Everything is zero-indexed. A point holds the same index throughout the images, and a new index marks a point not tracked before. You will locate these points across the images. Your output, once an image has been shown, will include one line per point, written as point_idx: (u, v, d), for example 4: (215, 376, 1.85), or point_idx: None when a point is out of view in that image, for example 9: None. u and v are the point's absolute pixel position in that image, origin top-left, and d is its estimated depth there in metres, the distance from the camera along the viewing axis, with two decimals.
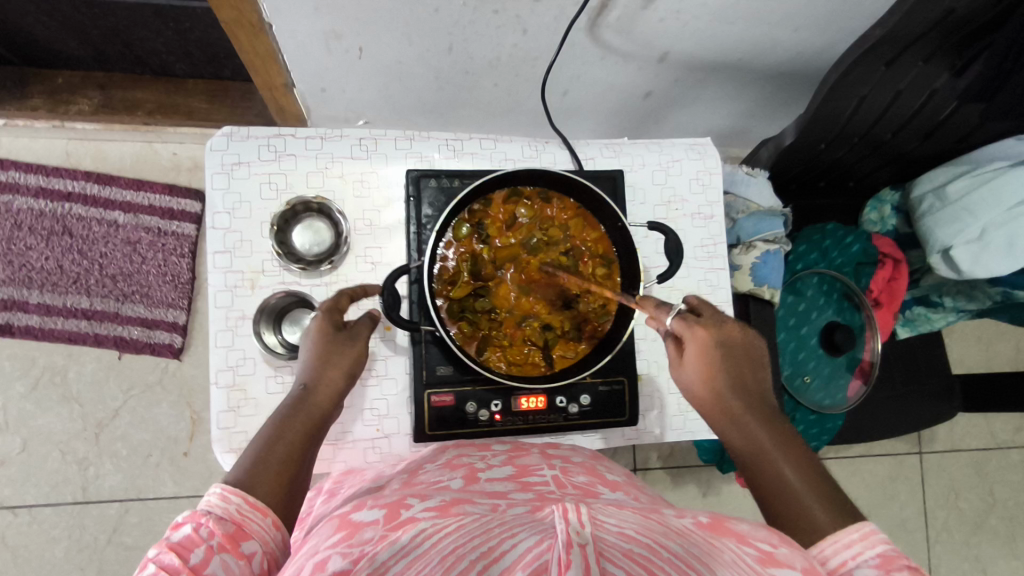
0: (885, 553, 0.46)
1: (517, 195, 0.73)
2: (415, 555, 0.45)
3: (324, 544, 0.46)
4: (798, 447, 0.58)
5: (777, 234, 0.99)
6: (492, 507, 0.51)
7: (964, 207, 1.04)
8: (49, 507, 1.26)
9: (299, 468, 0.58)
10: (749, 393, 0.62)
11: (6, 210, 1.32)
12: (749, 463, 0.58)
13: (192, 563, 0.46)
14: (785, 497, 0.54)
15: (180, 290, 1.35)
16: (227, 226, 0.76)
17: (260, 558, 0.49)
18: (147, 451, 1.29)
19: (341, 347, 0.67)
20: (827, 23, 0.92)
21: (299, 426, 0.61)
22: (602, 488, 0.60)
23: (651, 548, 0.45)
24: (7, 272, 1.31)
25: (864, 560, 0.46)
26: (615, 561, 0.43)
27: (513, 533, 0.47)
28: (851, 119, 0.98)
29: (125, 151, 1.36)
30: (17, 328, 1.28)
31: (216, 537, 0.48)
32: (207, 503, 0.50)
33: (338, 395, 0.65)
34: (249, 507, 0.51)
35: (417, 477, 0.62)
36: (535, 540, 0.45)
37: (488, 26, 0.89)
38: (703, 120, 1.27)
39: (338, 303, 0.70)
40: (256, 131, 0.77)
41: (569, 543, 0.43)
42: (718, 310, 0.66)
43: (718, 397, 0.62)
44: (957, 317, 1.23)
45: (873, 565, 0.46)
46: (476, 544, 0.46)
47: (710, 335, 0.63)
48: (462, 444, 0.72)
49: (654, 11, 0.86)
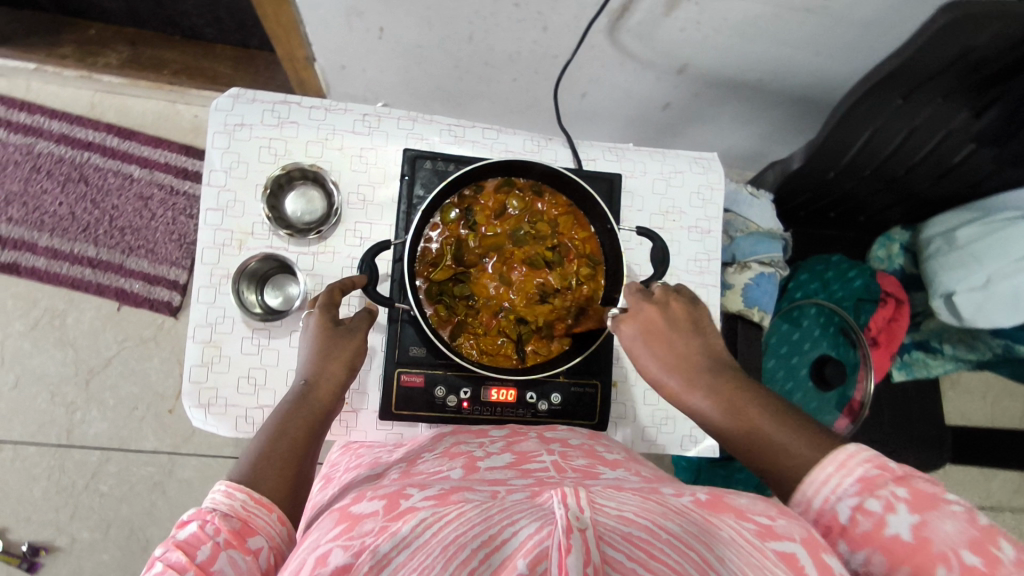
0: (865, 476, 0.48)
1: (509, 185, 0.73)
2: (418, 545, 0.41)
3: (325, 537, 0.44)
4: (758, 393, 0.59)
5: (774, 257, 1.01)
6: (492, 494, 0.48)
7: (971, 253, 1.03)
8: (33, 446, 1.28)
9: (303, 456, 0.59)
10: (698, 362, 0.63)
11: (28, 152, 1.35)
12: (720, 428, 0.59)
13: (199, 560, 0.45)
14: (762, 449, 0.55)
15: (185, 250, 1.36)
16: (222, 185, 0.77)
17: (268, 554, 0.49)
18: (133, 404, 1.30)
19: (339, 340, 0.68)
20: (850, 51, 0.90)
21: (300, 421, 0.62)
22: (602, 468, 0.58)
23: (651, 530, 0.40)
24: (22, 212, 1.34)
25: (845, 490, 0.48)
26: (616, 545, 0.38)
27: (513, 519, 0.41)
28: (862, 151, 0.97)
29: (148, 108, 1.39)
30: (23, 268, 1.31)
31: (222, 533, 0.47)
32: (213, 501, 0.51)
33: (341, 387, 0.66)
34: (254, 503, 0.52)
35: (415, 467, 0.60)
36: (536, 527, 0.39)
37: (509, 19, 0.87)
38: (720, 139, 1.26)
39: (333, 295, 0.69)
40: (262, 96, 0.79)
41: (569, 527, 0.37)
42: (640, 292, 0.68)
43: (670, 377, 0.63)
44: (955, 366, 1.22)
45: (854, 492, 0.47)
46: (477, 532, 0.40)
47: (631, 327, 0.66)
48: (458, 431, 0.71)
49: (674, 20, 0.85)
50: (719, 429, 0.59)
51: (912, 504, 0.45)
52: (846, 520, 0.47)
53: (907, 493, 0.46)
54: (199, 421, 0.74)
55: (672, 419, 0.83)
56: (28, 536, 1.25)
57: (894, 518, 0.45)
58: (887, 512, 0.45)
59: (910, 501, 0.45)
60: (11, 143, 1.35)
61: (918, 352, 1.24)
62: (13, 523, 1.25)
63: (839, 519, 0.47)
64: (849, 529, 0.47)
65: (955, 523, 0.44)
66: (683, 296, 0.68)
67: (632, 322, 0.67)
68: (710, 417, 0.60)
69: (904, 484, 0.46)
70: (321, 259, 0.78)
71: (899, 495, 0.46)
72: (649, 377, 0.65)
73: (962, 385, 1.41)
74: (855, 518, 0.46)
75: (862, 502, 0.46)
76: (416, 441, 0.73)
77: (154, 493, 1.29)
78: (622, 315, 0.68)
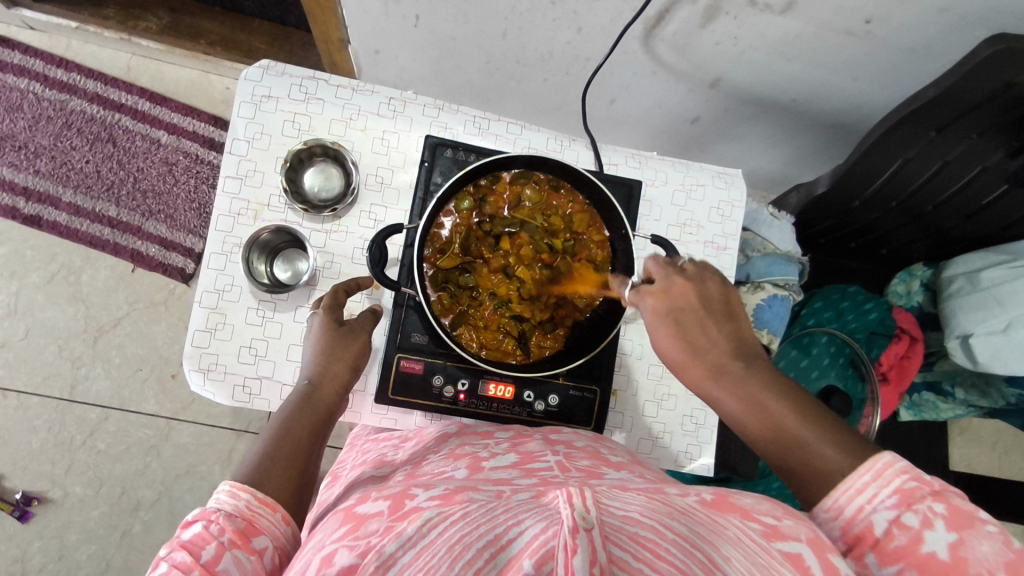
0: (903, 488, 0.48)
1: (525, 176, 0.73)
2: (423, 545, 0.40)
3: (330, 538, 0.45)
4: (791, 390, 0.57)
5: (789, 280, 0.99)
6: (496, 493, 0.47)
7: (994, 296, 1.01)
8: (36, 396, 1.29)
9: (309, 457, 0.61)
10: (726, 347, 0.59)
11: (61, 109, 1.37)
12: (750, 423, 0.56)
13: (204, 560, 0.48)
14: (797, 453, 0.54)
15: (204, 220, 1.38)
16: (243, 154, 0.77)
17: (271, 553, 0.52)
18: (137, 366, 1.32)
19: (343, 342, 0.67)
20: (887, 78, 0.88)
21: (304, 421, 0.62)
22: (605, 469, 0.58)
23: (656, 529, 0.40)
24: (49, 166, 1.35)
25: (881, 503, 0.48)
26: (621, 545, 0.37)
27: (519, 518, 0.41)
28: (891, 181, 0.96)
29: (182, 76, 1.40)
30: (45, 221, 1.32)
31: (227, 534, 0.50)
32: (218, 501, 0.53)
33: (345, 385, 0.66)
34: (259, 502, 0.54)
35: (421, 468, 0.59)
36: (541, 527, 0.38)
37: (544, 18, 0.86)
38: (747, 158, 1.24)
39: (338, 297, 0.70)
40: (292, 71, 0.79)
41: (575, 527, 0.36)
42: (675, 270, 0.62)
43: (697, 362, 0.59)
44: (966, 412, 1.19)
45: (891, 505, 0.48)
46: (483, 532, 0.40)
47: (661, 304, 0.61)
48: (463, 432, 0.69)
49: (711, 32, 0.84)
50: (748, 424, 0.57)
51: (950, 521, 0.46)
52: (882, 533, 0.47)
53: (944, 510, 0.47)
54: (196, 386, 0.74)
55: (670, 433, 0.82)
56: (22, 486, 1.26)
57: (932, 534, 0.46)
58: (924, 528, 0.46)
59: (948, 518, 0.46)
60: (45, 98, 1.37)
61: (929, 393, 1.22)
62: (10, 470, 1.26)
63: (875, 531, 0.47)
64: (883, 542, 0.47)
65: (990, 543, 0.45)
66: (716, 277, 0.63)
67: (664, 299, 0.61)
68: (740, 411, 0.57)
69: (942, 500, 0.47)
70: (334, 237, 0.78)
71: (937, 510, 0.47)
72: (670, 357, 0.61)
73: (971, 432, 1.38)
74: (892, 532, 0.47)
75: (900, 516, 0.47)
76: (421, 435, 0.73)
77: (149, 455, 1.30)
78: (654, 289, 0.61)
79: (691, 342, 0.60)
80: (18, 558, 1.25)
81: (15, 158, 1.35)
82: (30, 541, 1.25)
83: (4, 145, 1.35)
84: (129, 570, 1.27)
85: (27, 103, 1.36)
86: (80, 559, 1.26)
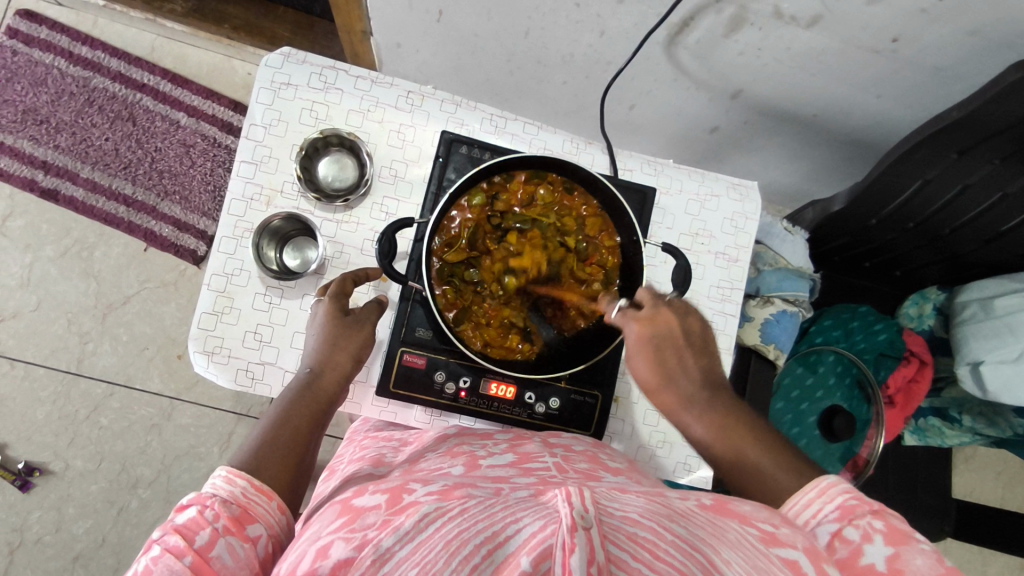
0: (845, 504, 0.50)
1: (539, 176, 0.73)
2: (421, 540, 0.40)
3: (327, 529, 0.45)
4: (752, 423, 0.61)
5: (799, 296, 0.99)
6: (495, 491, 0.47)
7: (1006, 325, 0.99)
8: (43, 368, 1.30)
9: (306, 446, 0.61)
10: (698, 378, 0.63)
11: (84, 86, 1.38)
12: (715, 451, 0.60)
13: (198, 545, 0.48)
14: (755, 480, 0.57)
15: (217, 203, 1.39)
16: (259, 140, 0.77)
17: (265, 542, 0.52)
18: (144, 344, 1.33)
19: (346, 331, 0.67)
20: (912, 97, 0.87)
21: (304, 411, 0.62)
22: (604, 472, 0.58)
23: (656, 531, 0.39)
24: (69, 142, 1.37)
25: (825, 516, 0.50)
26: (620, 544, 0.37)
27: (517, 516, 0.40)
28: (910, 202, 0.95)
29: (205, 59, 1.41)
30: (61, 196, 1.34)
31: (221, 520, 0.50)
32: (213, 486, 0.53)
33: (346, 376, 0.66)
34: (254, 490, 0.54)
35: (417, 464, 0.59)
36: (539, 526, 0.38)
37: (567, 19, 0.86)
38: (764, 171, 1.23)
39: (345, 286, 0.70)
40: (313, 59, 0.80)
41: (574, 526, 0.35)
42: (660, 300, 0.65)
43: (669, 389, 0.63)
44: (971, 440, 1.17)
45: (834, 518, 0.49)
46: (480, 528, 0.40)
47: (646, 331, 0.63)
48: (462, 434, 0.69)
49: (735, 42, 0.83)
50: (713, 451, 0.61)
51: (888, 537, 0.47)
52: (824, 545, 0.48)
53: (884, 527, 0.47)
54: (200, 368, 0.74)
55: (669, 444, 0.81)
56: (26, 456, 1.28)
57: (871, 547, 0.46)
58: (864, 541, 0.47)
59: (886, 533, 0.47)
60: (69, 74, 1.38)
61: (935, 419, 1.20)
62: (13, 440, 1.28)
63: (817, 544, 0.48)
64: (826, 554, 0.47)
65: (925, 559, 0.45)
66: (697, 310, 0.66)
67: (648, 326, 0.63)
68: (706, 437, 0.61)
69: (881, 518, 0.48)
70: (344, 228, 0.79)
71: (876, 526, 0.47)
72: (645, 383, 0.64)
73: (976, 460, 1.37)
74: (833, 543, 0.47)
75: (841, 529, 0.48)
76: (421, 440, 0.72)
77: (151, 433, 1.31)
78: (639, 316, 0.64)
79: (666, 371, 0.63)
80: (17, 528, 1.26)
81: (37, 132, 1.36)
82: (29, 511, 1.27)
83: (26, 118, 1.36)
84: (124, 546, 1.28)
85: (51, 78, 1.38)
86: (77, 533, 1.27)
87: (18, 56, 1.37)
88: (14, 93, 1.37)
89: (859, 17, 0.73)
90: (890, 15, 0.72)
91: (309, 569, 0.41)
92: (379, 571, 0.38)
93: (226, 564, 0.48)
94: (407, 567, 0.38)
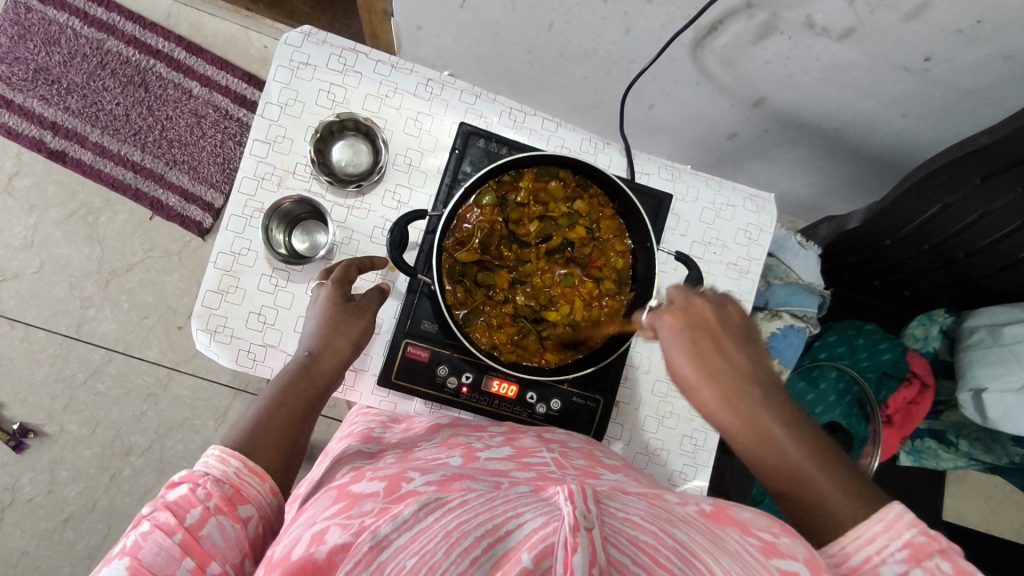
0: (913, 542, 0.46)
1: (552, 174, 0.71)
2: (420, 530, 0.39)
3: (323, 514, 0.45)
4: (798, 426, 0.57)
5: (807, 313, 0.99)
6: (494, 484, 0.47)
7: (1013, 353, 0.99)
8: (43, 331, 1.30)
9: (301, 429, 0.60)
10: (742, 369, 0.60)
11: (97, 48, 1.36)
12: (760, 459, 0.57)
13: (188, 523, 0.48)
14: (804, 492, 0.54)
15: (226, 175, 1.38)
16: (274, 119, 0.76)
17: (256, 523, 0.51)
18: (144, 314, 1.32)
19: (348, 317, 0.66)
20: (939, 117, 0.86)
21: (301, 394, 0.61)
22: (601, 470, 0.57)
23: (657, 535, 0.39)
24: (79, 104, 1.35)
25: (891, 554, 0.46)
26: (621, 547, 0.36)
27: (519, 511, 0.40)
28: (926, 224, 0.94)
29: (220, 29, 1.39)
30: (69, 158, 1.32)
31: (213, 499, 0.50)
32: (206, 464, 0.52)
33: (344, 361, 0.65)
34: (248, 471, 0.53)
35: (412, 452, 0.58)
36: (540, 522, 0.37)
37: (593, 15, 0.84)
38: (779, 180, 1.22)
39: (349, 272, 0.69)
40: (333, 40, 0.78)
41: (576, 525, 0.34)
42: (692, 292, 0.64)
43: (708, 382, 0.60)
44: (966, 464, 1.18)
45: (901, 558, 0.46)
46: (481, 521, 0.39)
47: (679, 322, 0.62)
48: (455, 425, 0.69)
49: (763, 50, 0.81)
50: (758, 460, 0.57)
51: None
52: None
53: (950, 569, 0.45)
54: (201, 345, 0.73)
55: (666, 451, 0.81)
56: (21, 417, 1.28)
57: None
58: None
59: None
60: (83, 36, 1.36)
61: (932, 441, 1.20)
62: (10, 400, 1.27)
63: None
64: None
65: None
66: (733, 303, 0.64)
67: (681, 317, 0.62)
68: (746, 435, 0.58)
69: (948, 559, 0.46)
70: (355, 214, 0.78)
71: (944, 569, 0.45)
72: (683, 377, 0.62)
73: (966, 482, 1.38)
74: None
75: (910, 571, 0.45)
76: (411, 421, 0.73)
77: (146, 402, 1.31)
78: (671, 308, 0.63)
79: (705, 365, 0.60)
80: (9, 487, 1.26)
81: (47, 92, 1.35)
82: (22, 472, 1.27)
83: (37, 78, 1.35)
84: (113, 513, 1.28)
85: (64, 38, 1.36)
86: (69, 496, 1.27)
87: (31, 13, 1.36)
88: (26, 51, 1.35)
89: (894, 33, 0.71)
90: (925, 34, 0.70)
91: (304, 554, 0.41)
92: (377, 559, 0.37)
93: (215, 543, 0.48)
94: (404, 556, 0.37)
